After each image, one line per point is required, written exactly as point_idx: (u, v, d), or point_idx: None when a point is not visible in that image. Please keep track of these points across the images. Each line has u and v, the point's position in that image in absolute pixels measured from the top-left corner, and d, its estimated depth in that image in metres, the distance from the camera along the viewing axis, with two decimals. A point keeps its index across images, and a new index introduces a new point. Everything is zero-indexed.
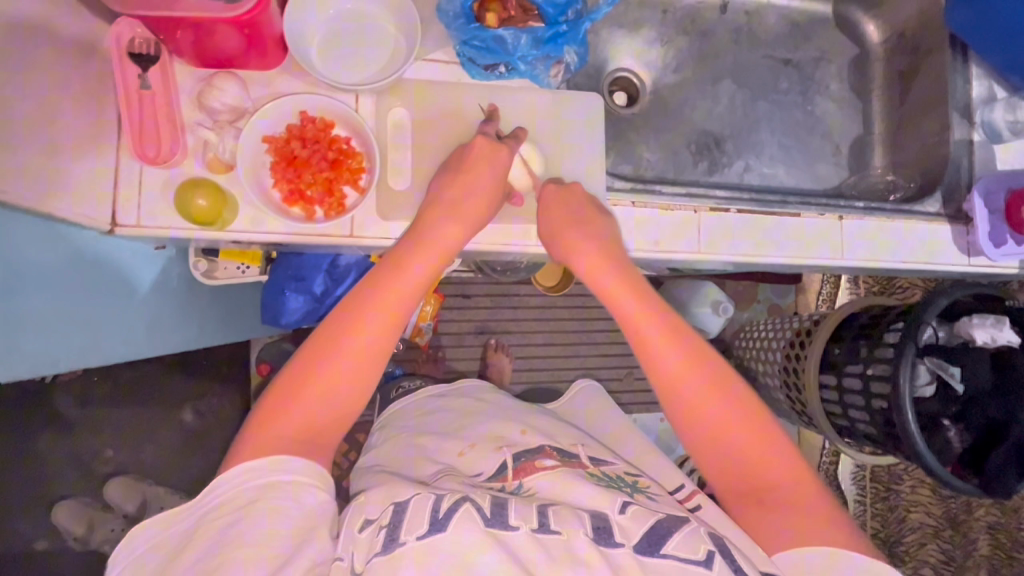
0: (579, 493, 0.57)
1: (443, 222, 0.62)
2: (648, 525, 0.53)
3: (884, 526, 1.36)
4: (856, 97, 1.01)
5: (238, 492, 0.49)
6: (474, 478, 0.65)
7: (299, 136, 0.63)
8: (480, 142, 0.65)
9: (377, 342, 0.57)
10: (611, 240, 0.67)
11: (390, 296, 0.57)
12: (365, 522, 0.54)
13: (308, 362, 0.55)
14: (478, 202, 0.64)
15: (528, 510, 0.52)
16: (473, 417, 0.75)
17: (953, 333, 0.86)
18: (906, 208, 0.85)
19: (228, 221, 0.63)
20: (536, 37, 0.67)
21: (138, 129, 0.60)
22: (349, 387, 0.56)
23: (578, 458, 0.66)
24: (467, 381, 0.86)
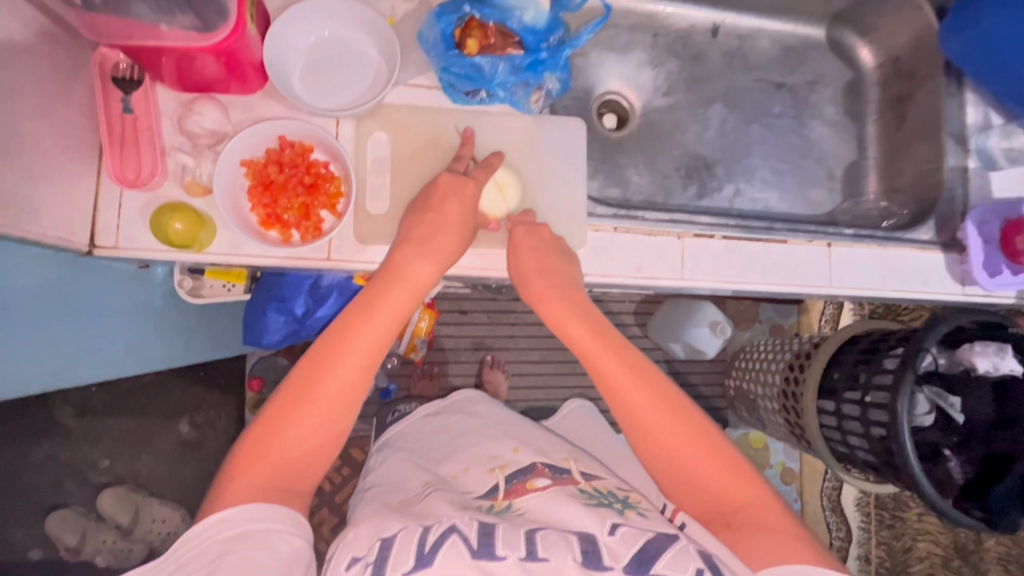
0: (570, 513, 0.56)
1: (412, 257, 0.62)
2: (638, 546, 0.51)
3: (889, 555, 1.43)
4: (851, 121, 1.00)
5: (211, 540, 0.48)
6: (464, 494, 0.64)
7: (276, 161, 0.64)
8: (445, 179, 0.65)
9: (352, 381, 0.56)
10: (574, 278, 0.68)
11: (358, 331, 0.57)
12: (353, 560, 0.54)
13: (283, 405, 0.54)
14: (450, 238, 0.64)
15: (515, 535, 0.52)
16: (463, 440, 0.75)
17: (953, 359, 0.84)
18: (897, 236, 0.84)
19: (205, 243, 0.63)
20: (514, 65, 0.68)
21: (119, 153, 0.61)
22: (325, 427, 0.55)
23: (569, 473, 0.65)
24: (458, 393, 0.87)
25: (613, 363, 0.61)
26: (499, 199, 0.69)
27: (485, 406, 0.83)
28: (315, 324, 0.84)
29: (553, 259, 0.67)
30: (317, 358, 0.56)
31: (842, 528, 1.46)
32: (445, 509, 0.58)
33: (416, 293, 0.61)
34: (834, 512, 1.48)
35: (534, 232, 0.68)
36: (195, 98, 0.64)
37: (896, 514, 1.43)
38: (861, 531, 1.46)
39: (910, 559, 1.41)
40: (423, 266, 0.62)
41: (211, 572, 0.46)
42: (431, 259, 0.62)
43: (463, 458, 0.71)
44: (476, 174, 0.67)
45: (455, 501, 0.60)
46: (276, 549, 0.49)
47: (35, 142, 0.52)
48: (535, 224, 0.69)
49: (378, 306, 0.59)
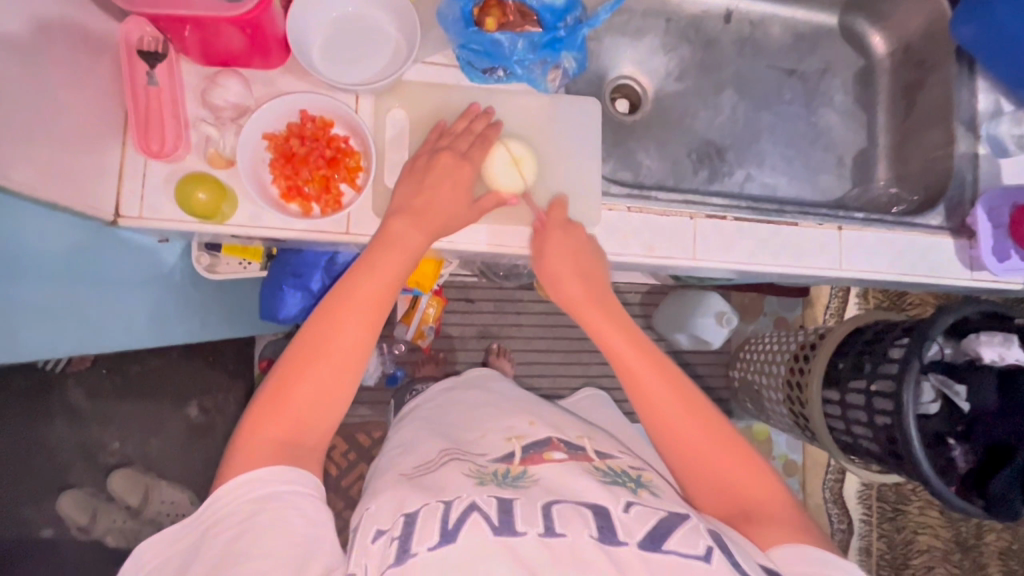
0: (584, 489, 0.57)
1: (409, 228, 0.63)
2: (650, 524, 0.53)
3: (891, 547, 1.45)
4: (861, 108, 1.01)
5: (244, 495, 0.49)
6: (478, 457, 0.65)
7: (298, 134, 0.65)
8: (444, 155, 0.66)
9: (356, 351, 0.57)
10: (592, 263, 0.70)
11: (359, 302, 0.58)
12: (378, 532, 0.55)
13: (289, 373, 0.56)
14: (445, 210, 0.65)
15: (532, 509, 0.54)
16: (479, 412, 0.76)
17: (959, 350, 0.85)
18: (907, 220, 0.84)
19: (227, 215, 0.64)
20: (533, 42, 0.68)
21: (143, 124, 0.62)
22: (331, 393, 0.56)
23: (584, 450, 0.66)
24: (472, 372, 0.88)
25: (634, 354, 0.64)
26: (512, 171, 0.70)
27: (501, 384, 0.84)
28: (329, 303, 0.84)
29: (576, 251, 0.69)
30: (321, 327, 0.57)
31: (844, 520, 1.47)
32: (463, 483, 0.59)
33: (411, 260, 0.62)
34: (836, 505, 1.48)
35: (567, 231, 0.69)
36: (218, 71, 0.65)
37: (897, 507, 1.46)
38: (863, 523, 1.47)
39: (911, 551, 1.44)
40: (418, 237, 0.63)
41: (243, 532, 0.47)
42: (426, 230, 0.63)
43: (478, 425, 0.73)
44: (474, 154, 0.67)
45: (472, 472, 0.61)
46: (304, 515, 0.49)
47: (65, 110, 0.53)
48: (567, 221, 0.70)
49: (378, 275, 0.60)
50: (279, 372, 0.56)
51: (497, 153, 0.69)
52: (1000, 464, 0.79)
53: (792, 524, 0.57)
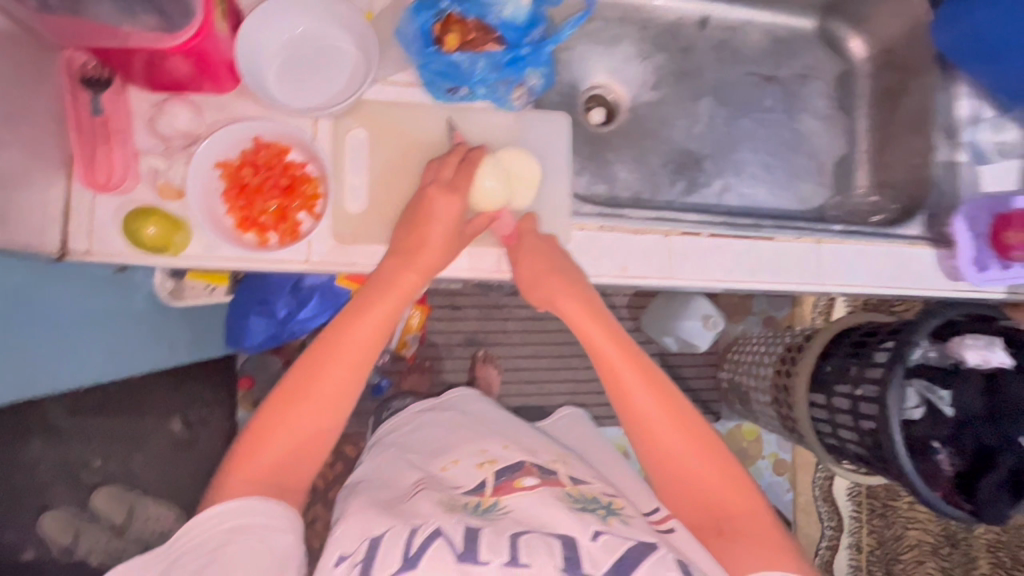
0: (554, 516, 0.55)
1: (400, 270, 0.62)
2: (618, 554, 0.52)
3: (880, 543, 1.43)
4: (841, 113, 0.99)
5: (211, 524, 0.49)
6: (452, 489, 0.64)
7: (251, 162, 0.62)
8: (432, 192, 0.63)
9: (347, 391, 0.57)
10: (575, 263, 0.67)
11: (349, 345, 0.58)
12: (342, 556, 0.55)
13: (277, 404, 0.56)
14: (437, 252, 0.63)
15: (499, 538, 0.52)
16: (454, 434, 0.74)
17: (944, 353, 0.83)
18: (886, 231, 0.83)
19: (180, 247, 0.61)
20: (495, 61, 0.66)
21: (88, 154, 0.60)
22: (315, 431, 0.56)
23: (557, 475, 0.64)
24: (451, 390, 0.86)
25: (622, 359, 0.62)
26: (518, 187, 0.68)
27: (480, 405, 0.82)
28: (297, 328, 0.80)
29: (561, 259, 0.67)
30: (312, 363, 0.57)
31: (834, 517, 1.50)
32: (430, 511, 0.57)
33: (404, 302, 0.61)
34: (825, 502, 1.50)
35: (541, 241, 0.67)
36: (166, 97, 0.62)
37: (887, 503, 1.43)
38: (853, 521, 1.49)
39: (900, 547, 1.39)
40: (410, 277, 0.62)
41: (209, 563, 0.47)
42: (418, 271, 0.62)
43: (450, 450, 0.71)
44: (459, 182, 0.64)
45: (442, 501, 0.59)
46: (269, 544, 0.49)
47: (1, 145, 0.50)
48: (538, 232, 0.68)
49: (368, 318, 0.59)
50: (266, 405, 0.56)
51: (494, 167, 0.66)
52: (986, 469, 0.78)
53: (764, 543, 0.55)
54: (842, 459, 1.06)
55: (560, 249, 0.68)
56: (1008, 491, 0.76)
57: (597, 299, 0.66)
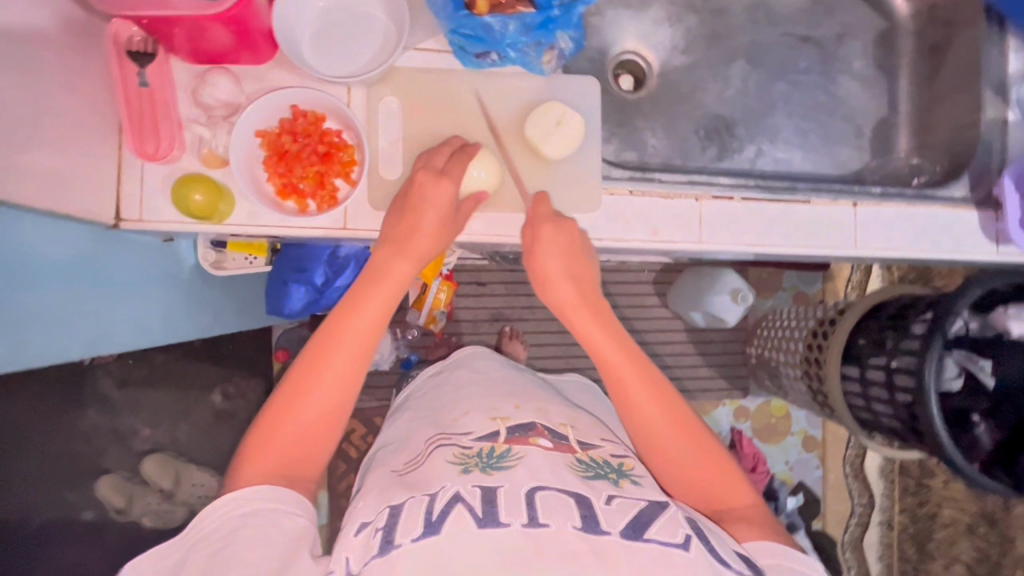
0: (567, 478, 0.57)
1: (392, 259, 0.60)
2: (633, 513, 0.54)
3: (913, 521, 1.44)
4: (882, 74, 0.95)
5: (226, 510, 0.51)
6: (464, 437, 0.65)
7: (290, 130, 0.64)
8: (421, 177, 0.62)
9: (347, 382, 0.58)
10: (583, 255, 0.67)
11: (342, 340, 0.58)
12: (362, 525, 0.56)
13: (284, 400, 0.57)
14: (429, 239, 0.61)
15: (517, 497, 0.54)
16: (470, 391, 0.76)
17: (986, 323, 0.81)
18: (928, 193, 0.80)
19: (225, 215, 0.64)
20: (525, 24, 0.63)
21: (137, 125, 0.62)
22: (320, 423, 0.57)
23: (568, 439, 0.66)
24: (460, 351, 0.89)
25: (626, 365, 0.64)
26: (542, 121, 0.67)
27: (485, 362, 0.85)
28: (334, 295, 0.83)
29: (571, 258, 0.66)
30: (312, 358, 0.58)
31: (865, 495, 1.49)
32: (447, 472, 0.59)
33: (399, 292, 0.60)
34: (857, 479, 1.50)
35: (559, 230, 0.66)
36: (207, 68, 0.64)
37: (921, 481, 1.43)
38: (884, 498, 1.48)
39: (933, 525, 1.41)
40: (405, 267, 0.60)
41: (225, 546, 0.48)
42: (412, 259, 0.61)
43: (463, 405, 0.73)
44: (452, 168, 0.63)
45: (456, 458, 0.61)
46: (287, 530, 0.51)
47: (59, 109, 0.52)
48: (559, 219, 0.66)
49: (363, 310, 0.59)
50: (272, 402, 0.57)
51: (491, 159, 0.66)
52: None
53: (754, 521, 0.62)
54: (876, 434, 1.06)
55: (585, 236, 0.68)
56: None
57: (601, 303, 0.67)
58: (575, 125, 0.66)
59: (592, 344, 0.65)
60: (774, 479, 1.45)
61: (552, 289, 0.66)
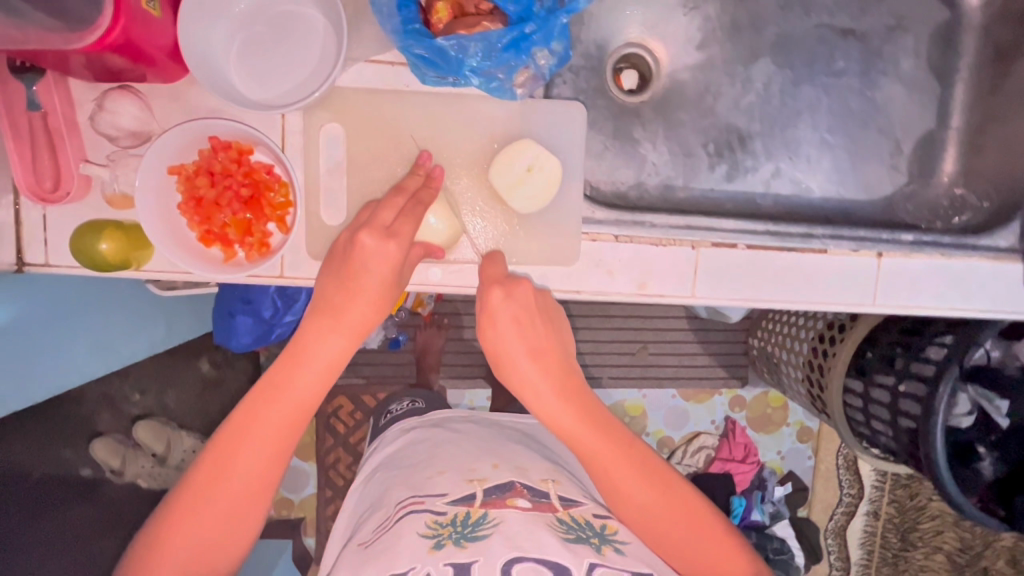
0: (546, 542, 0.57)
1: (322, 334, 0.52)
2: None
3: (900, 513, 1.39)
4: (935, 77, 0.79)
5: None
6: (437, 500, 0.62)
7: (207, 169, 0.54)
8: (363, 238, 0.51)
9: (261, 472, 0.51)
10: (546, 319, 0.58)
11: (258, 428, 0.51)
12: None
13: (184, 500, 0.50)
14: (368, 310, 0.53)
15: (492, 572, 0.53)
16: (441, 451, 0.72)
17: (1008, 353, 0.78)
18: (967, 241, 0.69)
19: (141, 262, 0.56)
20: (490, 45, 0.51)
21: (29, 158, 0.52)
22: (233, 519, 0.51)
23: (548, 498, 0.64)
24: (441, 412, 0.85)
25: (608, 453, 0.57)
26: (511, 168, 0.57)
27: (464, 424, 0.81)
28: (286, 329, 0.75)
29: (537, 329, 0.57)
30: (218, 451, 0.51)
31: (855, 486, 1.44)
32: (417, 548, 0.56)
33: (331, 371, 0.53)
34: (848, 470, 1.45)
35: (511, 297, 0.56)
36: (109, 88, 0.53)
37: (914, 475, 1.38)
38: (874, 490, 1.43)
39: (921, 516, 1.35)
40: (338, 342, 0.52)
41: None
42: (346, 333, 0.52)
43: (439, 463, 0.70)
44: (401, 226, 0.52)
45: (428, 530, 0.58)
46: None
47: None
48: (508, 281, 0.57)
49: (280, 398, 0.51)
50: (172, 500, 0.50)
51: (447, 205, 0.57)
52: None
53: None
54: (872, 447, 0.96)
55: (550, 298, 0.59)
56: None
57: (577, 382, 0.58)
58: (549, 173, 0.57)
59: (567, 434, 0.57)
60: (763, 468, 1.42)
61: (520, 374, 0.56)
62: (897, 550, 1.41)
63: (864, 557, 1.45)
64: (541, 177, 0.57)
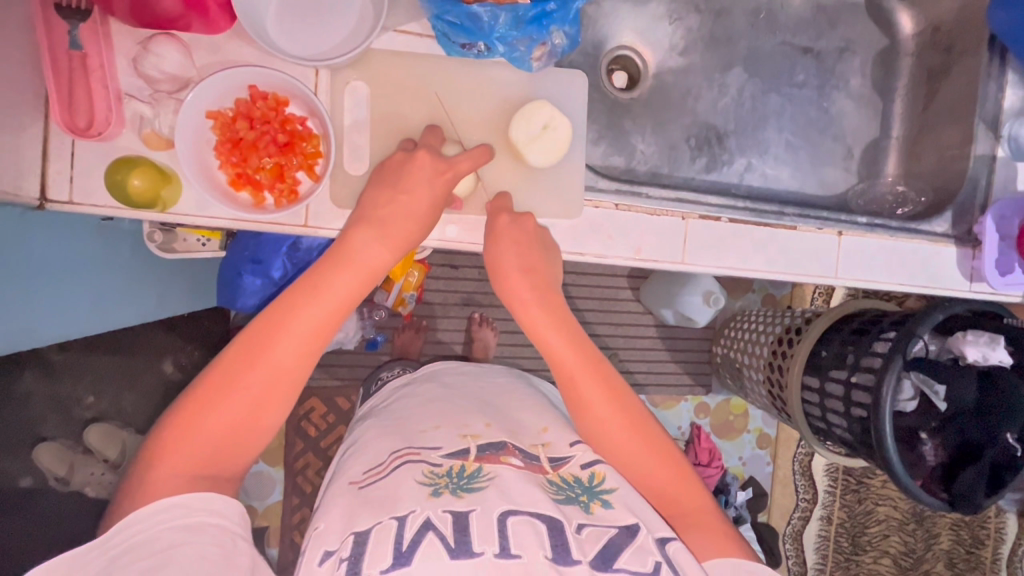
0: (539, 500, 0.56)
1: (356, 241, 0.55)
2: (602, 542, 0.54)
3: (852, 517, 1.49)
4: (877, 95, 0.93)
5: (158, 532, 0.44)
6: (432, 453, 0.62)
7: (246, 115, 0.57)
8: (423, 156, 0.58)
9: (285, 379, 0.51)
10: (538, 242, 0.64)
11: (281, 336, 0.50)
12: (326, 554, 0.54)
13: (197, 399, 0.49)
14: (412, 222, 0.57)
15: (488, 522, 0.53)
16: (430, 408, 0.72)
17: (943, 347, 0.85)
18: (912, 226, 0.80)
19: (169, 202, 0.57)
20: (518, 16, 0.58)
21: (67, 94, 0.54)
22: (243, 428, 0.50)
23: (539, 459, 0.63)
24: (428, 363, 0.85)
25: (603, 394, 0.61)
26: (529, 125, 0.63)
27: (456, 377, 0.81)
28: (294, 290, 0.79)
29: (532, 251, 0.63)
30: (240, 356, 0.50)
31: (809, 491, 1.50)
32: (414, 494, 0.56)
33: (369, 280, 0.55)
34: (803, 476, 1.51)
35: (516, 222, 0.64)
36: (154, 33, 0.56)
37: (862, 481, 1.49)
38: (827, 494, 1.50)
39: (869, 521, 1.48)
40: (379, 253, 0.55)
41: (163, 562, 0.43)
42: (389, 248, 0.56)
43: (433, 419, 0.69)
44: (414, 167, 0.58)
45: (424, 478, 0.58)
46: (229, 553, 0.46)
47: None
48: (514, 212, 0.64)
49: (301, 314, 0.51)
50: (185, 399, 0.49)
51: None
52: (966, 461, 0.82)
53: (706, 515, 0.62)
54: (828, 442, 1.02)
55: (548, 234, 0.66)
56: (982, 483, 0.81)
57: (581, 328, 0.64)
58: (561, 133, 0.64)
59: (562, 354, 0.61)
60: (726, 474, 1.42)
61: (512, 284, 0.62)
62: (849, 554, 1.49)
63: (819, 561, 1.50)
64: (555, 135, 0.64)
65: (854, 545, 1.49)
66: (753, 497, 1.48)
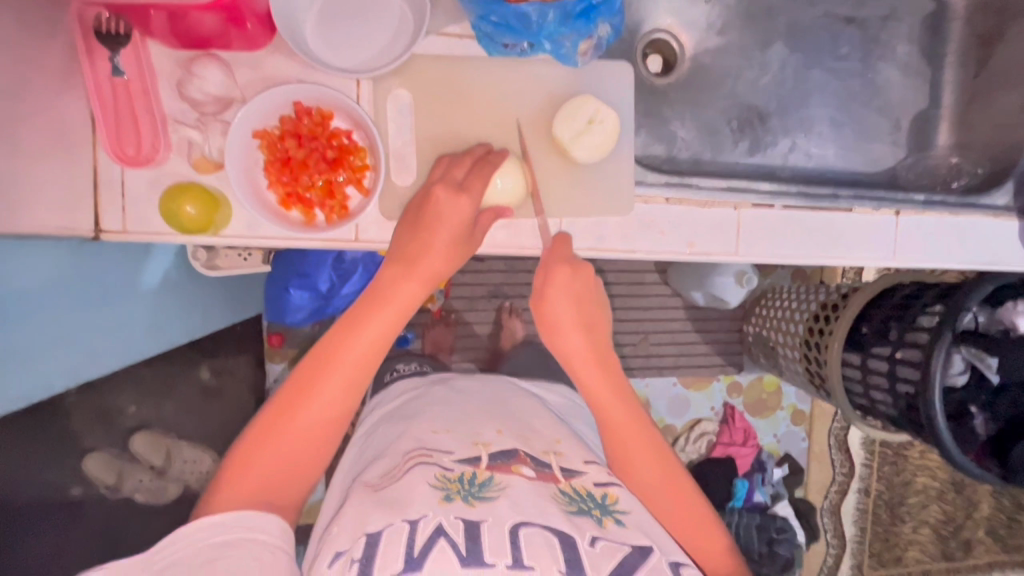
0: (549, 512, 0.52)
1: (398, 279, 0.55)
2: (615, 561, 0.49)
3: (889, 488, 1.47)
4: (926, 63, 0.88)
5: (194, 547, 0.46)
6: (444, 455, 0.58)
7: (293, 132, 0.56)
8: (438, 192, 0.56)
9: (333, 413, 0.54)
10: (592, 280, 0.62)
11: (327, 376, 0.53)
12: (336, 555, 0.51)
13: (250, 444, 0.52)
14: (440, 259, 0.56)
15: (500, 534, 0.49)
16: (449, 412, 0.68)
17: (994, 318, 0.78)
18: (970, 201, 0.76)
19: (221, 227, 0.57)
20: (565, 12, 0.56)
21: (115, 124, 0.54)
22: (293, 464, 0.53)
23: (551, 467, 0.59)
24: (436, 371, 0.82)
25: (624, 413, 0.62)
26: (574, 120, 0.61)
27: (466, 383, 0.78)
28: (341, 301, 0.81)
29: (586, 296, 0.62)
30: (286, 400, 0.53)
31: (846, 464, 1.47)
32: (426, 498, 0.52)
33: (404, 315, 0.56)
34: (839, 449, 1.48)
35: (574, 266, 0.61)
36: (195, 55, 0.55)
37: (901, 453, 1.47)
38: (865, 468, 1.47)
39: (907, 492, 1.47)
40: (405, 291, 0.55)
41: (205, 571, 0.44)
42: (419, 279, 0.56)
43: (445, 423, 0.65)
44: (471, 182, 0.57)
45: (437, 481, 0.54)
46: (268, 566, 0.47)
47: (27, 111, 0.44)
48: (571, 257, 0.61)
49: (332, 368, 0.54)
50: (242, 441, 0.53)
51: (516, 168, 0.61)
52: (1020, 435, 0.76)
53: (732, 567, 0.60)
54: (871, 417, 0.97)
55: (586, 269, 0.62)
56: None
57: (610, 358, 0.63)
58: (608, 125, 0.61)
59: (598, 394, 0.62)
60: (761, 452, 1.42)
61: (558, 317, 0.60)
62: (887, 525, 1.48)
63: (857, 534, 1.48)
64: (602, 129, 0.61)
65: (892, 517, 1.48)
66: (790, 474, 1.44)
